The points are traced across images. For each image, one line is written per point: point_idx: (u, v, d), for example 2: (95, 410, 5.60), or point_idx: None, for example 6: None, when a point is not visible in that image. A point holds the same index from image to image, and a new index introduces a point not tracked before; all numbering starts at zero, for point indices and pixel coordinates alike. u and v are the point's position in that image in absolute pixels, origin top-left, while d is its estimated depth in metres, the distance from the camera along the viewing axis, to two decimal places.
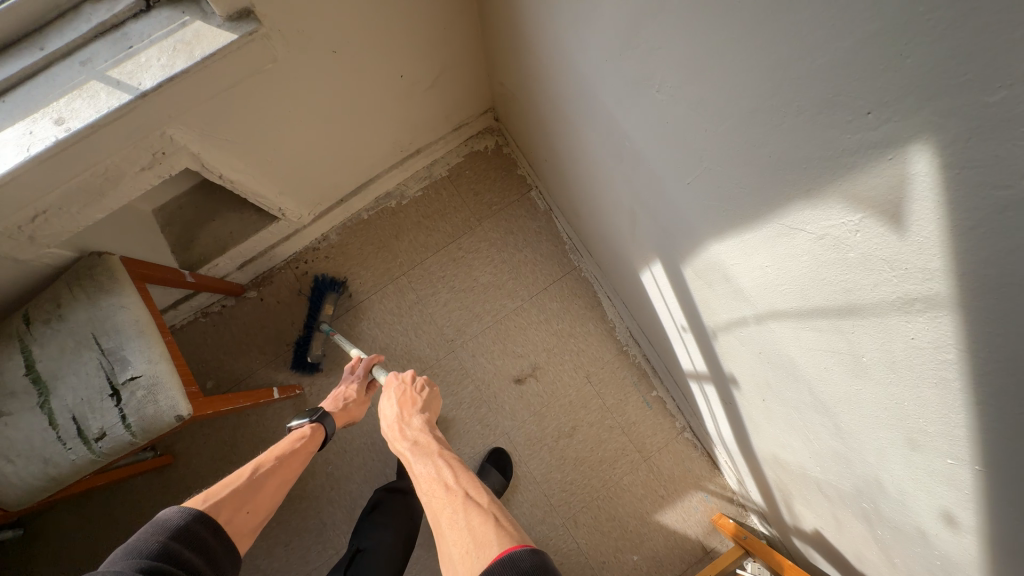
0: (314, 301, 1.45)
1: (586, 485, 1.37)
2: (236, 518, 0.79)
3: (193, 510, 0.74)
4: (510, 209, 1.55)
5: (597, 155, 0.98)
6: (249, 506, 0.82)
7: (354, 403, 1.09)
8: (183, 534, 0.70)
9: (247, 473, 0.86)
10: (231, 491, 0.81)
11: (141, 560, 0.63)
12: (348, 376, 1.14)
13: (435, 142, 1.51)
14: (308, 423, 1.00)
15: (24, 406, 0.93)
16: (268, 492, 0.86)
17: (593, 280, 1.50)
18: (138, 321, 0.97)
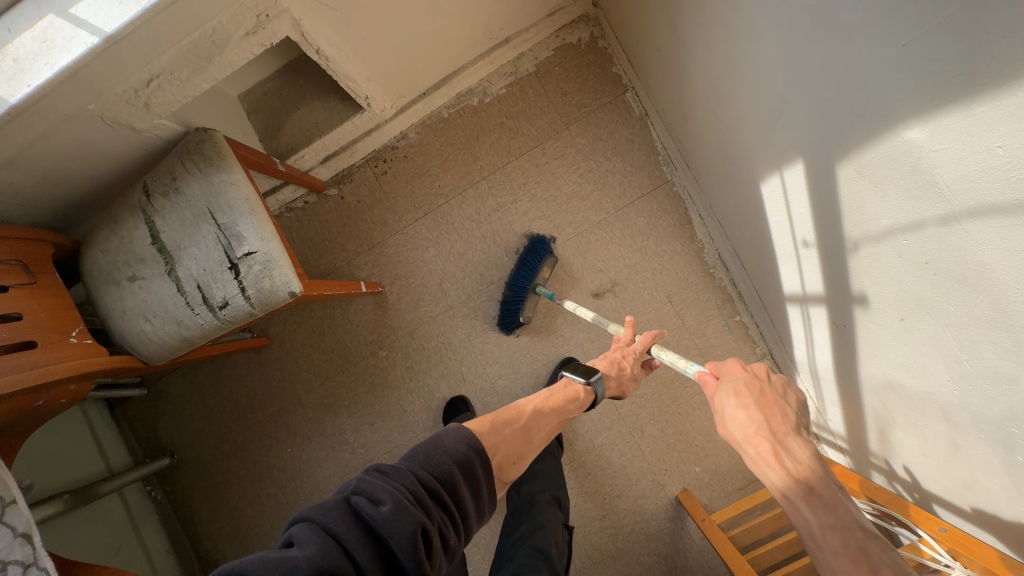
0: (528, 259, 1.39)
1: (656, 400, 1.40)
2: (507, 463, 0.77)
3: (478, 441, 0.71)
4: (602, 113, 1.42)
5: (747, 33, 0.85)
6: (519, 456, 0.78)
7: (628, 376, 0.99)
8: (462, 463, 0.68)
9: (529, 420, 0.83)
10: (502, 431, 0.78)
11: (427, 476, 0.64)
12: (622, 345, 1.04)
13: (526, 30, 1.38)
14: (580, 384, 0.94)
15: (156, 272, 1.00)
16: (533, 443, 0.82)
17: (686, 195, 1.40)
18: (247, 199, 0.99)
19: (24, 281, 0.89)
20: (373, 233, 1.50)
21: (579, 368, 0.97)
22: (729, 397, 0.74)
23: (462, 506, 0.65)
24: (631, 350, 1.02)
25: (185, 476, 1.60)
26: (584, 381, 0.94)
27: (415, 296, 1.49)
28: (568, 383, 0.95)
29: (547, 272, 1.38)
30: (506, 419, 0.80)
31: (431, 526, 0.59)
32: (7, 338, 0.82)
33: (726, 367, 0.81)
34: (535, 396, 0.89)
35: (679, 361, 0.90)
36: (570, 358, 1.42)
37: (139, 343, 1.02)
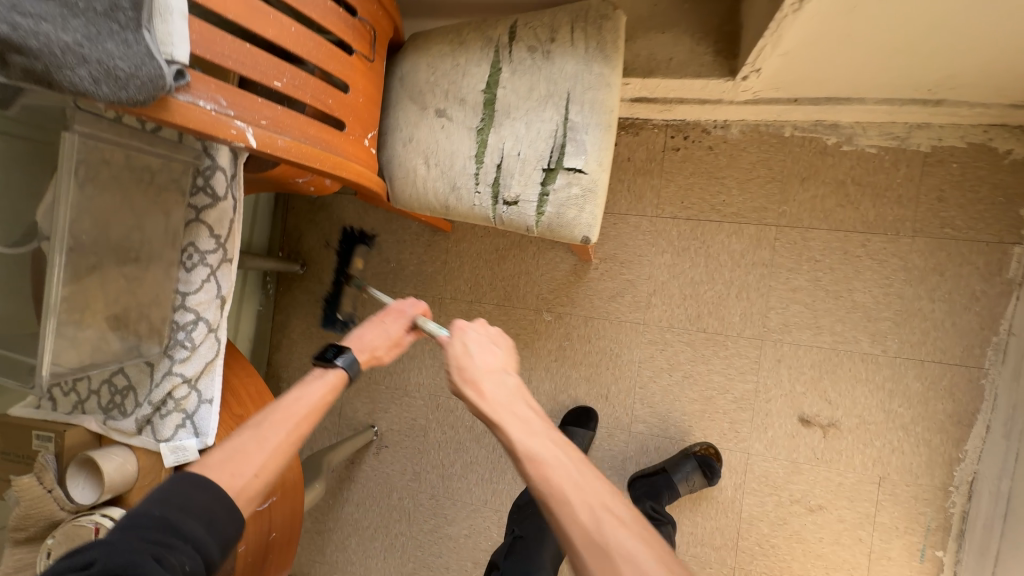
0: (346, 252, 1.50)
1: (783, 561, 1.18)
2: (243, 485, 0.63)
3: (197, 475, 0.60)
4: (966, 248, 1.11)
5: None
6: (256, 470, 0.64)
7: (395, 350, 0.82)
8: (189, 509, 0.57)
9: (265, 432, 0.67)
10: (230, 454, 0.64)
11: (137, 533, 0.53)
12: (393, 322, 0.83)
13: (967, 106, 1.04)
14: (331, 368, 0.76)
15: (466, 123, 0.84)
16: (266, 458, 0.66)
17: (992, 397, 1.09)
18: (610, 110, 0.79)
19: (364, 55, 0.76)
20: (619, 200, 1.30)
21: (326, 354, 0.77)
22: (473, 338, 0.73)
23: (194, 536, 0.56)
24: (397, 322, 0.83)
25: (299, 292, 1.55)
26: (331, 364, 0.76)
27: (615, 288, 1.30)
28: (329, 380, 0.75)
29: (361, 262, 1.49)
30: (229, 446, 0.65)
31: (159, 556, 0.52)
32: (329, 107, 0.71)
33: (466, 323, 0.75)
34: (283, 407, 0.70)
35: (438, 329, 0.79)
36: (710, 455, 1.19)
37: (401, 179, 0.88)
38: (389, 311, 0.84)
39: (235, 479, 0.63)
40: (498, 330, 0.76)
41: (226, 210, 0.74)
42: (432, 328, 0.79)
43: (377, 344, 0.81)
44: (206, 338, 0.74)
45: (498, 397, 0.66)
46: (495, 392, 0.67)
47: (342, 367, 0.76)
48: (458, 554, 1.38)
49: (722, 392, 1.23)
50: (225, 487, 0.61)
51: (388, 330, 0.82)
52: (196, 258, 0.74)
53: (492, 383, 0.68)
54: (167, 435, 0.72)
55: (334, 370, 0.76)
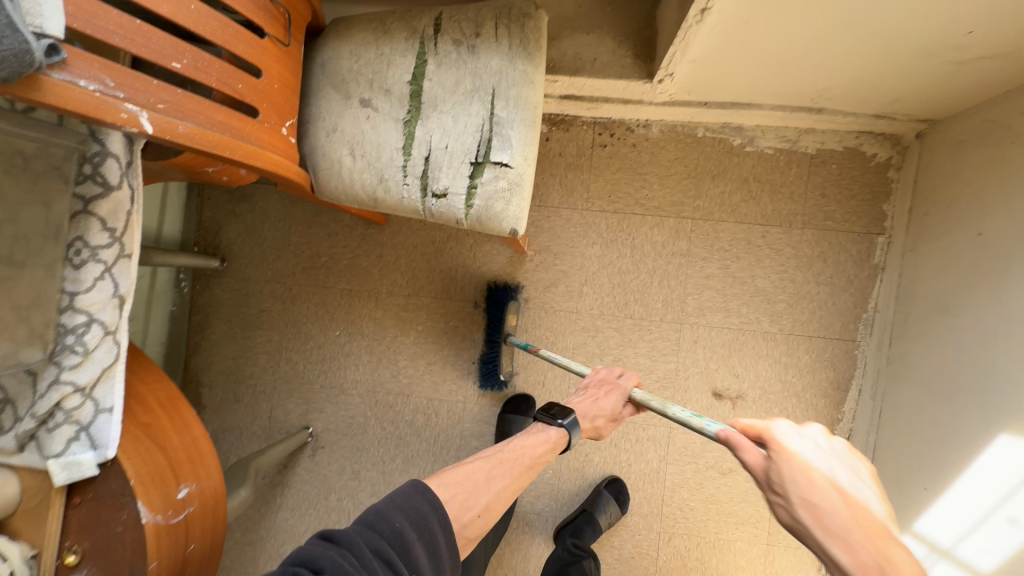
0: (495, 317, 1.33)
1: (701, 522, 1.32)
2: (468, 520, 0.72)
3: (432, 494, 0.69)
4: (843, 238, 1.28)
5: None
6: (482, 509, 0.74)
7: (608, 421, 0.98)
8: (416, 522, 0.65)
9: (492, 469, 0.80)
10: (462, 482, 0.75)
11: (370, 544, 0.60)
12: (597, 391, 1.01)
13: (842, 114, 1.20)
14: (556, 427, 0.93)
15: (392, 114, 0.83)
16: (495, 494, 0.77)
17: (862, 364, 1.28)
18: (534, 107, 0.82)
19: (279, 39, 0.73)
20: (552, 193, 1.35)
21: (551, 411, 0.95)
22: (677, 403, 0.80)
23: (416, 567, 0.61)
24: (597, 391, 1.01)
25: (219, 289, 1.44)
26: (556, 424, 0.93)
27: (550, 279, 1.35)
28: (550, 437, 0.91)
29: (514, 319, 1.33)
30: (463, 471, 0.77)
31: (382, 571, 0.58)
32: (239, 92, 0.67)
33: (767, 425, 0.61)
34: (512, 454, 0.84)
35: (699, 422, 0.70)
36: (618, 482, 1.30)
37: (325, 170, 0.85)
38: (603, 381, 1.03)
39: (463, 511, 0.72)
40: (824, 435, 0.57)
41: (122, 200, 0.67)
42: (690, 418, 0.71)
43: (596, 411, 0.97)
44: (103, 342, 0.67)
45: (837, 501, 0.50)
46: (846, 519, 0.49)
47: (563, 427, 0.92)
48: None
49: (648, 373, 1.33)
50: (454, 514, 0.70)
51: (610, 397, 0.99)
52: (86, 254, 0.66)
53: (823, 493, 0.51)
54: (58, 449, 0.65)
55: (557, 428, 0.93)
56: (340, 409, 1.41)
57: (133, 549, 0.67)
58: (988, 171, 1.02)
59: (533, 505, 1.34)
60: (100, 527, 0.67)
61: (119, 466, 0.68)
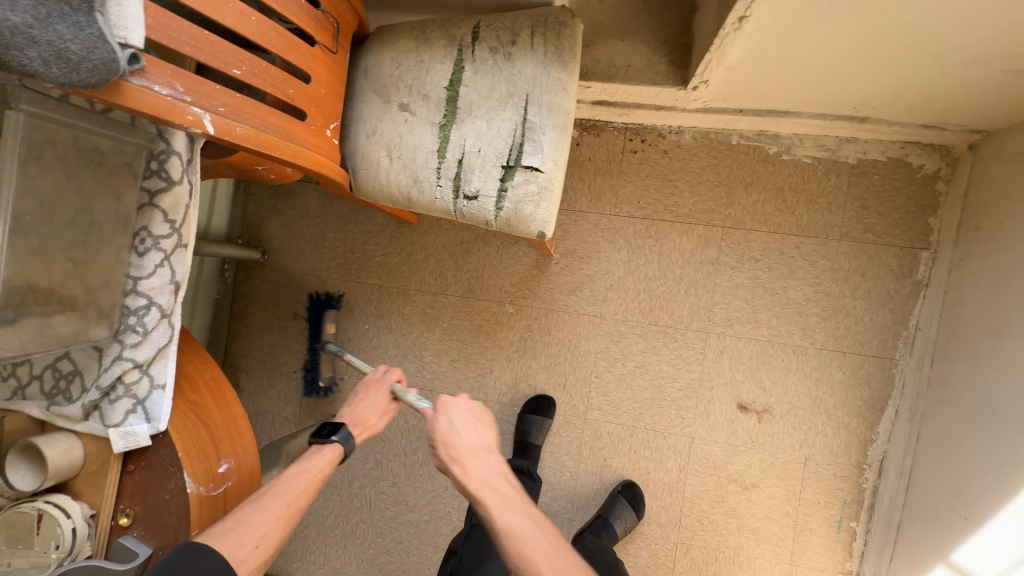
0: (314, 319, 1.49)
1: (720, 535, 1.30)
2: (246, 553, 0.71)
3: (194, 547, 0.68)
4: (883, 252, 1.23)
5: None
6: (256, 539, 0.72)
7: (365, 424, 0.92)
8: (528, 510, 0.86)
9: (268, 501, 0.76)
10: (237, 523, 0.72)
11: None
12: (379, 398, 0.96)
13: (887, 123, 1.16)
14: (328, 448, 0.86)
15: (429, 118, 0.87)
16: (268, 524, 0.74)
17: (900, 384, 1.23)
18: (566, 113, 0.84)
19: (327, 47, 0.77)
20: (580, 198, 1.36)
21: (323, 431, 0.89)
22: (458, 415, 0.88)
23: None
24: (382, 398, 0.96)
25: (259, 280, 1.52)
26: (328, 440, 0.87)
27: (575, 282, 1.36)
28: (325, 454, 0.85)
29: (332, 326, 1.46)
30: (235, 513, 0.74)
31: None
32: (290, 96, 0.71)
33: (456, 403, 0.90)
34: (284, 482, 0.78)
35: (420, 404, 0.93)
36: (632, 485, 1.30)
37: (364, 170, 0.90)
38: (370, 383, 0.99)
39: (290, 484, 0.79)
40: (479, 405, 0.92)
41: (181, 195, 0.73)
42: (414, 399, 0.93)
43: (370, 414, 0.93)
44: (159, 323, 0.73)
45: None
46: (523, 517, 0.79)
47: (337, 443, 0.86)
48: (419, 539, 1.41)
49: (671, 381, 1.32)
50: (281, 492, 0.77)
51: (372, 396, 0.96)
52: (149, 242, 0.72)
53: None
54: (117, 420, 0.71)
55: (331, 445, 0.86)
56: None
57: (178, 516, 0.73)
58: None
59: (549, 506, 1.36)
60: (151, 493, 0.74)
61: (168, 439, 0.74)
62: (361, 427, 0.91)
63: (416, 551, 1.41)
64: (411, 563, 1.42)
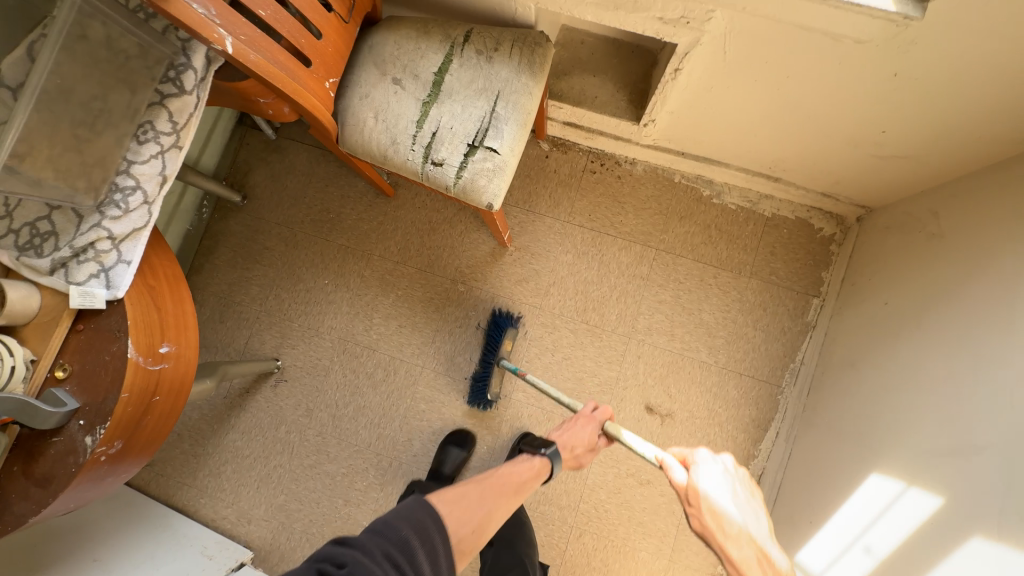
0: (494, 335, 1.44)
1: (611, 526, 1.40)
2: (465, 534, 0.81)
3: (432, 509, 0.79)
4: (783, 293, 1.44)
5: (933, 367, 0.99)
6: (475, 524, 0.84)
7: (584, 451, 1.11)
8: (421, 529, 0.74)
9: (485, 494, 0.90)
10: (460, 499, 0.86)
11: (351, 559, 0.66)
12: (586, 418, 1.13)
13: (798, 187, 1.40)
14: (540, 456, 1.04)
15: (415, 94, 1.03)
16: (495, 517, 0.88)
17: (782, 409, 1.41)
18: (528, 112, 1.02)
19: (341, 16, 0.94)
20: (541, 202, 1.54)
21: (535, 443, 1.08)
22: (708, 470, 0.97)
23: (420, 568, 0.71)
24: (588, 421, 1.13)
25: (234, 222, 1.61)
26: (540, 452, 1.05)
27: (523, 274, 1.51)
28: (534, 464, 1.02)
29: (512, 343, 1.45)
30: (459, 491, 0.88)
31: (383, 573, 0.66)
32: (300, 45, 0.86)
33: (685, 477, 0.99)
34: (500, 473, 0.97)
35: (636, 443, 1.04)
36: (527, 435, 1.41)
37: (350, 125, 1.04)
38: (582, 415, 1.14)
39: (506, 480, 0.96)
40: (716, 467, 0.97)
41: (188, 103, 0.85)
42: (636, 445, 1.03)
43: (575, 442, 1.10)
44: (140, 207, 0.84)
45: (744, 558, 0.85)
46: (730, 551, 0.87)
47: (547, 455, 1.04)
48: (332, 491, 1.46)
49: (592, 376, 1.46)
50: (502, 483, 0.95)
51: (586, 428, 1.11)
52: (151, 135, 0.84)
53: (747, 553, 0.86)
54: (80, 280, 0.80)
55: (541, 457, 1.04)
56: (311, 349, 1.54)
57: (112, 377, 0.80)
58: (901, 253, 1.20)
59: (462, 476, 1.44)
60: (92, 353, 0.81)
61: (120, 308, 0.82)
62: (565, 449, 1.08)
63: (327, 502, 1.46)
64: (319, 514, 1.45)
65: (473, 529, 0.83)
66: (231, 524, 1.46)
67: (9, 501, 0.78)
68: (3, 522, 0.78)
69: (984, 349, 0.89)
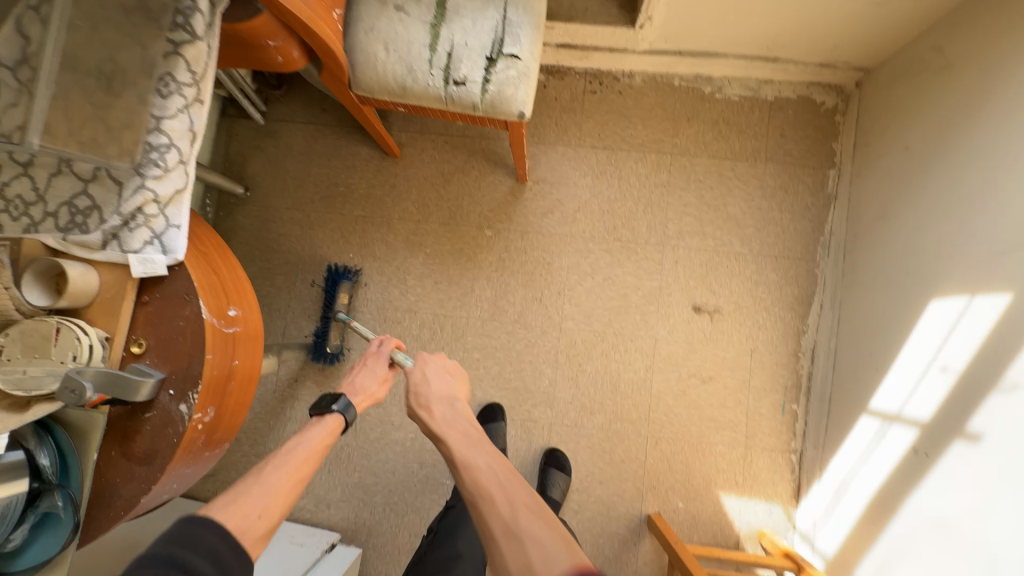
0: (331, 292, 1.45)
1: (684, 427, 1.43)
2: (253, 523, 0.71)
3: (203, 517, 0.69)
4: (800, 170, 1.48)
5: (972, 184, 1.03)
6: (261, 510, 0.73)
7: (371, 391, 0.98)
8: (185, 547, 0.63)
9: (265, 473, 0.78)
10: (236, 498, 0.73)
11: (172, 543, 0.63)
12: (366, 357, 1.04)
13: (795, 63, 1.43)
14: (331, 413, 0.91)
15: (422, 18, 1.00)
16: (276, 485, 0.76)
17: (821, 281, 1.45)
18: (538, 13, 1.01)
19: None
20: (548, 132, 1.53)
21: (323, 401, 0.93)
22: (431, 368, 0.96)
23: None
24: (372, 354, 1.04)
25: (241, 216, 1.56)
26: (330, 410, 0.91)
27: (546, 206, 1.51)
28: (326, 424, 0.89)
29: (349, 297, 1.46)
30: (235, 490, 0.74)
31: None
32: None
33: (434, 375, 0.95)
34: (284, 451, 0.81)
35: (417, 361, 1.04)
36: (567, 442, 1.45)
37: (363, 63, 1.01)
38: (368, 356, 1.05)
39: (287, 460, 0.80)
40: (454, 362, 1.02)
41: (203, 50, 0.81)
42: (403, 358, 1.03)
43: (367, 383, 0.99)
44: (178, 166, 0.80)
45: (489, 479, 0.75)
46: (448, 426, 0.86)
47: (339, 412, 0.91)
48: (405, 458, 1.45)
49: (634, 290, 1.47)
50: (234, 526, 0.69)
51: (375, 365, 1.03)
52: (173, 87, 0.79)
53: (445, 405, 0.90)
54: (136, 247, 0.76)
55: (333, 414, 0.91)
56: None
57: (193, 341, 0.77)
58: (913, 95, 1.23)
59: (530, 413, 1.45)
60: (165, 322, 0.78)
61: (184, 271, 0.79)
62: (360, 395, 0.97)
63: (403, 468, 1.45)
64: (397, 482, 1.44)
65: (243, 519, 0.71)
66: (311, 512, 1.44)
67: (114, 486, 0.75)
68: (115, 508, 0.75)
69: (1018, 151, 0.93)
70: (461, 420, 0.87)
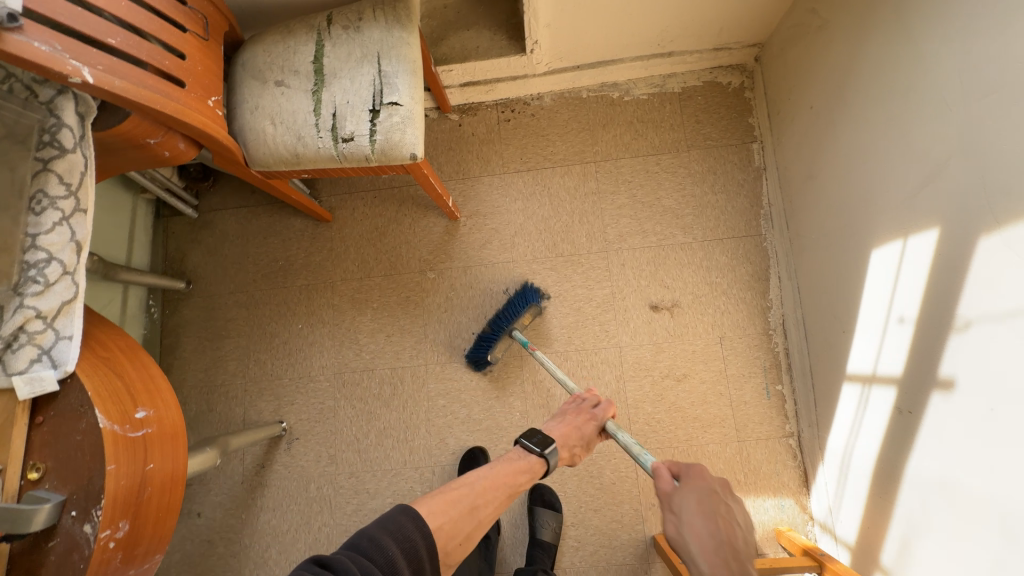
0: (512, 305, 1.38)
1: (671, 433, 1.35)
2: (453, 547, 0.76)
3: (423, 519, 0.74)
4: (723, 151, 1.48)
5: (872, 130, 1.02)
6: (465, 535, 0.78)
7: (580, 446, 1.00)
8: (406, 544, 0.70)
9: (477, 498, 0.82)
10: (452, 510, 0.78)
11: (393, 540, 0.70)
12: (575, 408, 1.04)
13: (690, 53, 1.46)
14: (535, 454, 0.93)
15: (302, 88, 1.03)
16: (477, 522, 0.80)
17: (773, 254, 1.41)
18: (413, 61, 1.04)
19: (199, 33, 0.94)
20: (472, 166, 1.54)
21: (531, 438, 0.96)
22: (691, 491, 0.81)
23: None
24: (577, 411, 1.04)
25: (188, 309, 1.55)
26: (537, 452, 0.93)
27: (483, 237, 1.50)
28: (531, 460, 0.93)
29: (530, 318, 1.37)
30: (453, 500, 0.80)
31: None
32: (167, 67, 0.85)
33: (688, 468, 0.85)
34: (494, 467, 0.89)
35: (637, 447, 0.90)
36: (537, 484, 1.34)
37: (253, 140, 1.03)
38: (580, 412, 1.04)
39: (479, 485, 0.85)
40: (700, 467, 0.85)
41: (76, 162, 0.81)
42: (631, 445, 0.91)
43: (573, 438, 0.99)
44: (62, 278, 0.79)
45: None
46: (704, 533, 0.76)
47: (542, 456, 0.93)
48: None
49: (588, 301, 1.44)
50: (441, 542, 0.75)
51: (586, 427, 1.01)
52: (46, 203, 0.79)
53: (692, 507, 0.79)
54: (22, 368, 0.74)
55: (538, 456, 0.93)
56: (311, 398, 1.46)
57: (91, 455, 0.73)
58: (803, 58, 1.25)
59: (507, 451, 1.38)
60: (61, 440, 0.74)
61: (77, 382, 0.76)
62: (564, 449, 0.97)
63: None
64: None
65: (446, 538, 0.76)
66: None
67: None
68: None
69: (906, 89, 0.93)
70: (699, 514, 0.78)
